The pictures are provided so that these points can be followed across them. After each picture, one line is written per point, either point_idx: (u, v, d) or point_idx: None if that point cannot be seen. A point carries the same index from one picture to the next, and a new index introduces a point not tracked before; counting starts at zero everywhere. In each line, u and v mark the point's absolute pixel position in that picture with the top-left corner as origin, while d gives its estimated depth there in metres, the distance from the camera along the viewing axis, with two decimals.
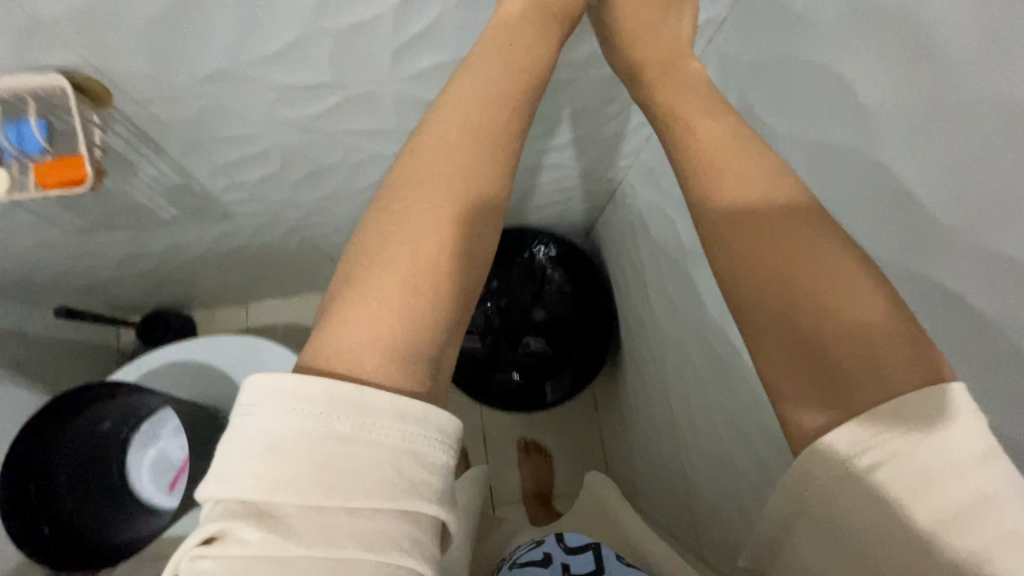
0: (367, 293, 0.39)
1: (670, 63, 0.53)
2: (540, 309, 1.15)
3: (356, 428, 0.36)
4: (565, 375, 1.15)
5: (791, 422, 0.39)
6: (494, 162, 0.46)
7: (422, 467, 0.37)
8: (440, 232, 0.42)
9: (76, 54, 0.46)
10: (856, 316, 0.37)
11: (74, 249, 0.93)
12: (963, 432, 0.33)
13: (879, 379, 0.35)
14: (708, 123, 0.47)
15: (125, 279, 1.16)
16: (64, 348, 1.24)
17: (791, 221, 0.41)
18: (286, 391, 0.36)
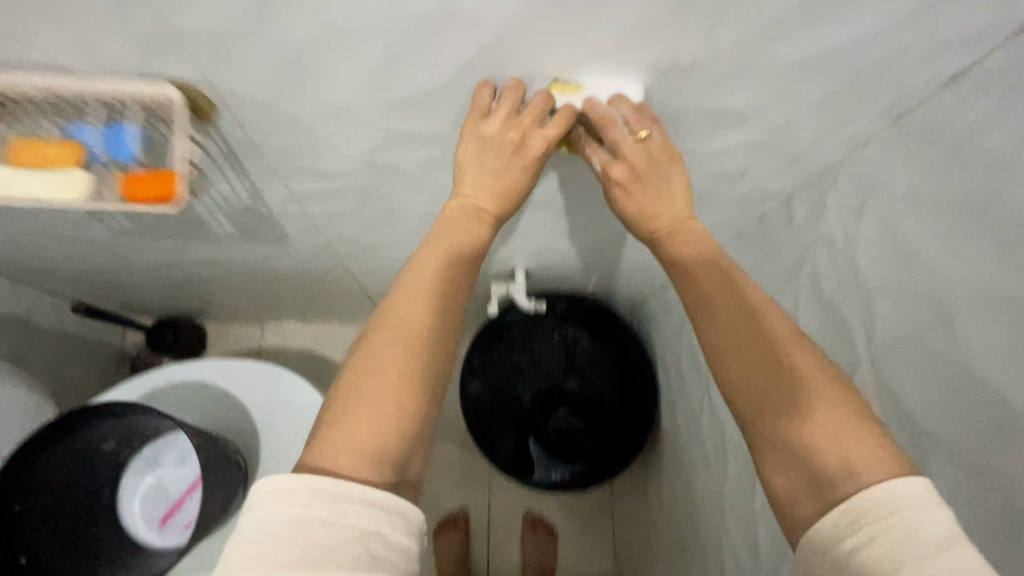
0: (348, 409, 0.41)
1: (675, 230, 0.51)
2: (573, 380, 1.09)
3: (337, 512, 0.36)
4: (586, 458, 1.08)
5: (788, 516, 0.39)
6: (454, 293, 0.48)
7: (390, 550, 0.37)
8: (411, 358, 0.43)
9: (196, 69, 0.43)
10: (816, 428, 0.39)
11: (111, 249, 0.88)
12: (934, 515, 0.33)
13: (853, 474, 0.37)
14: (715, 274, 0.48)
15: (149, 283, 1.11)
16: (70, 346, 1.18)
17: (779, 334, 0.44)
18: (275, 486, 0.37)
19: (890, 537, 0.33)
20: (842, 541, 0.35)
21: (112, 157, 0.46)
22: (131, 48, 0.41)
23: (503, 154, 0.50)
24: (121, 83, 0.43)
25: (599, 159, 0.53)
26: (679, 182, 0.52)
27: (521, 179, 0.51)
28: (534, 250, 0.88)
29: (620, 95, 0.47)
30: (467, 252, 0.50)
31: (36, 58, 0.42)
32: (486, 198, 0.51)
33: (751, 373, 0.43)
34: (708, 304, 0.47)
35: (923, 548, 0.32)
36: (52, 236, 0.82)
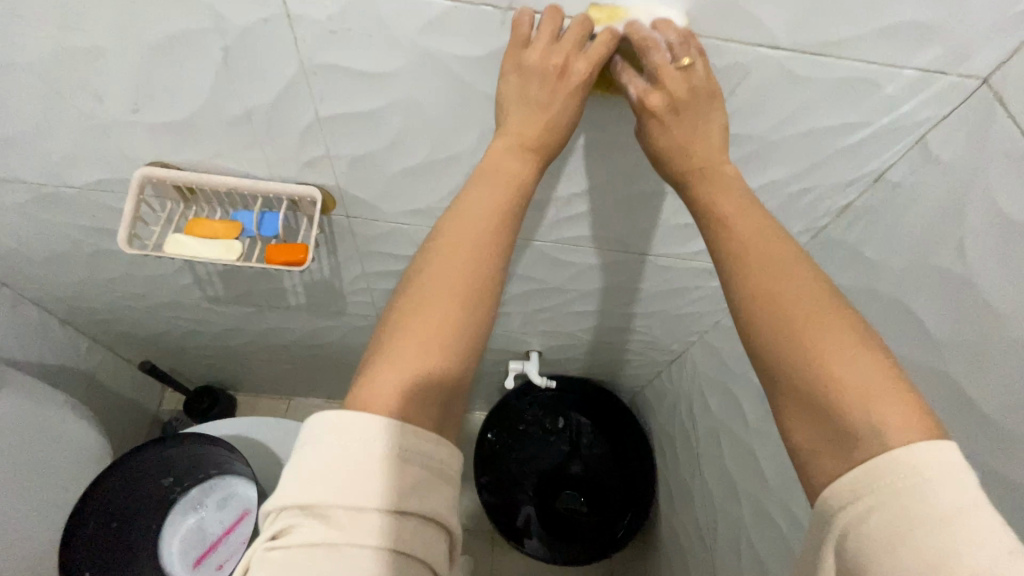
0: (388, 352, 0.42)
1: (706, 173, 0.50)
2: (576, 464, 1.18)
3: (390, 447, 0.39)
4: (584, 542, 1.12)
5: (815, 469, 0.42)
6: (494, 238, 0.46)
7: (438, 481, 0.40)
8: (450, 303, 0.44)
9: (334, 178, 0.64)
10: (853, 385, 0.41)
11: (192, 313, 1.05)
12: (960, 482, 0.36)
13: (877, 434, 0.39)
14: (754, 228, 0.48)
15: (206, 350, 1.26)
16: (118, 404, 1.29)
17: (814, 296, 0.45)
18: (333, 419, 0.39)
19: (914, 495, 0.37)
20: (862, 501, 0.39)
21: (260, 233, 0.65)
22: (297, 164, 0.62)
23: (544, 83, 0.47)
24: (281, 185, 0.64)
25: (635, 88, 0.49)
26: (718, 123, 0.50)
27: (567, 110, 0.48)
28: (548, 333, 1.04)
29: (666, 20, 0.45)
30: (506, 195, 0.48)
31: (229, 166, 0.63)
32: (529, 130, 0.48)
33: (784, 338, 0.44)
34: (744, 262, 0.48)
35: (942, 508, 0.36)
36: (152, 297, 0.99)
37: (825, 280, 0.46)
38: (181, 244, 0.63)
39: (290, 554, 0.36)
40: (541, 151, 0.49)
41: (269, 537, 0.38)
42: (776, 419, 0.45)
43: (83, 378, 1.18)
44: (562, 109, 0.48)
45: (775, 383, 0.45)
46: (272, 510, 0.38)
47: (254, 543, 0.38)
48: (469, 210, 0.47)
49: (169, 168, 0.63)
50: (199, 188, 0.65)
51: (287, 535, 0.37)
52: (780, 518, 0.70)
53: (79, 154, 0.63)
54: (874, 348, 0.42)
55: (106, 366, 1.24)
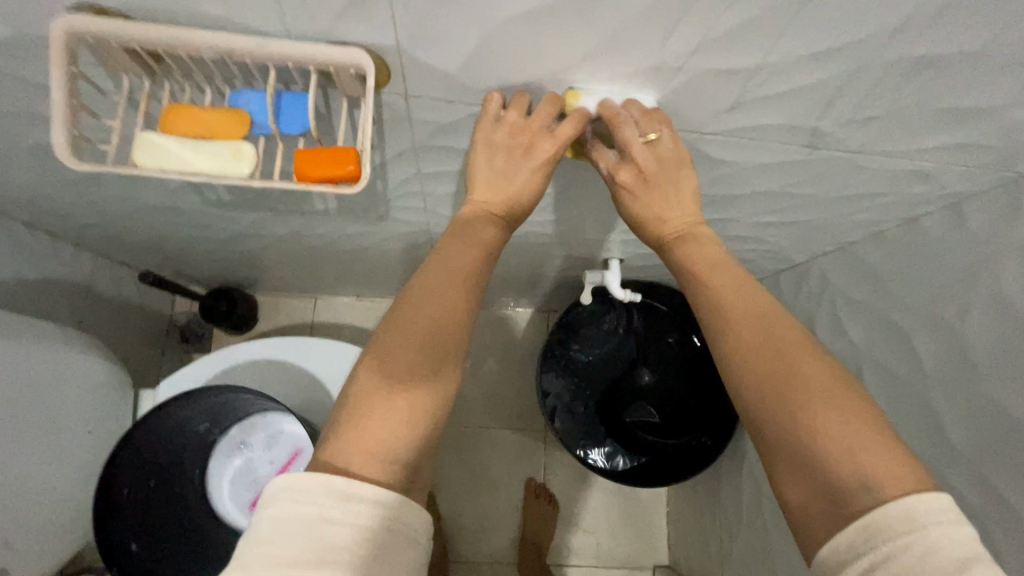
0: (361, 409, 0.40)
1: (683, 238, 0.50)
2: (649, 374, 1.06)
3: (352, 513, 0.35)
4: (644, 454, 1.04)
5: (805, 537, 0.39)
6: (463, 297, 0.45)
7: (402, 555, 0.36)
8: (418, 354, 0.42)
9: (391, 35, 0.39)
10: (835, 430, 0.38)
11: (192, 217, 0.83)
12: (953, 533, 0.33)
13: (870, 488, 0.36)
14: (740, 282, 0.47)
15: (215, 252, 1.06)
16: (127, 313, 1.14)
17: (793, 341, 0.43)
18: (292, 481, 0.35)
19: (911, 555, 0.33)
20: (855, 562, 0.34)
21: (280, 128, 0.42)
22: (329, 7, 0.36)
23: (510, 155, 0.47)
24: (305, 48, 0.39)
25: (606, 164, 0.51)
26: (687, 187, 0.50)
27: (533, 184, 0.49)
28: (639, 236, 0.84)
29: (631, 98, 0.46)
30: (478, 261, 0.47)
31: (214, 15, 0.38)
32: (495, 200, 0.49)
33: (758, 380, 0.43)
34: (725, 318, 0.46)
35: (943, 568, 0.32)
36: (141, 201, 0.78)
37: (796, 325, 0.44)
38: (161, 151, 0.41)
39: None
40: (506, 220, 0.50)
41: None
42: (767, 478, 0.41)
43: (77, 289, 1.00)
44: (522, 186, 0.49)
45: (755, 434, 0.43)
46: None
47: None
48: (446, 268, 0.46)
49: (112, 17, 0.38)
50: (170, 54, 0.40)
51: None
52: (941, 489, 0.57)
53: None
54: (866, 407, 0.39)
55: (102, 274, 1.06)
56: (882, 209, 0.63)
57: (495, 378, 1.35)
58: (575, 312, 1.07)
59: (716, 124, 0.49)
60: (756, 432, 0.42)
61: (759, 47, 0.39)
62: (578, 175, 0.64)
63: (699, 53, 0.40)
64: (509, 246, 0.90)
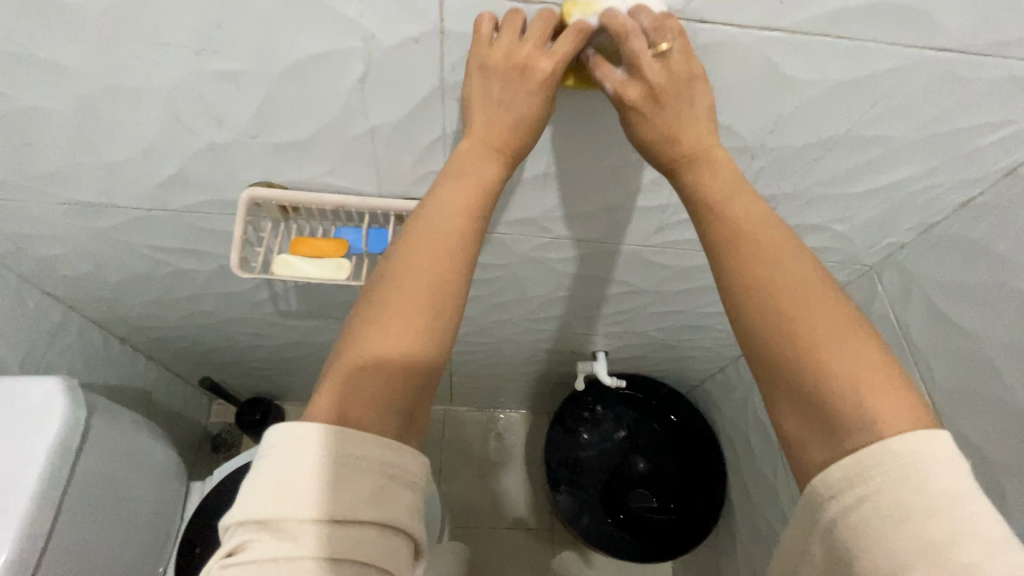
0: (352, 359, 0.42)
1: (698, 161, 0.49)
2: (642, 461, 1.18)
3: (347, 454, 0.39)
4: (647, 541, 1.13)
5: (804, 462, 0.45)
6: (452, 241, 0.45)
7: (396, 490, 0.40)
8: (410, 303, 0.43)
9: None
10: (845, 370, 0.43)
11: (258, 327, 1.04)
12: (947, 470, 0.39)
13: (870, 425, 0.41)
14: (758, 213, 0.48)
15: (261, 362, 1.24)
16: (173, 420, 1.29)
17: (818, 285, 0.46)
18: (293, 430, 0.39)
19: (907, 487, 0.39)
20: (852, 490, 0.41)
21: (368, 250, 0.66)
22: (408, 179, 0.62)
23: (507, 83, 0.46)
24: (391, 201, 0.64)
25: (614, 76, 0.47)
26: (705, 104, 0.48)
27: (532, 109, 0.47)
28: (617, 329, 1.04)
29: (641, 5, 0.44)
30: (469, 202, 0.47)
31: (339, 185, 0.63)
32: (492, 131, 0.48)
33: (772, 319, 0.46)
34: (743, 249, 0.47)
35: (937, 498, 0.38)
36: (222, 314, 0.98)
37: (819, 268, 0.47)
38: (291, 265, 0.63)
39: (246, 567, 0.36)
40: (504, 153, 0.48)
41: (225, 554, 0.38)
42: (770, 410, 0.47)
43: (141, 396, 1.16)
44: (519, 113, 0.47)
45: (756, 372, 0.48)
46: (232, 526, 0.38)
47: (209, 564, 0.38)
48: (434, 217, 0.46)
49: (276, 187, 0.63)
50: (305, 207, 0.64)
51: (244, 551, 0.37)
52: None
53: (186, 180, 0.63)
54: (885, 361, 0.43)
55: (160, 384, 1.23)
56: None
57: (503, 476, 1.45)
58: (567, 404, 1.21)
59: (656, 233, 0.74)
60: (762, 365, 0.47)
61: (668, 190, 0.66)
62: (563, 280, 0.87)
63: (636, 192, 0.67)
64: (512, 344, 1.10)
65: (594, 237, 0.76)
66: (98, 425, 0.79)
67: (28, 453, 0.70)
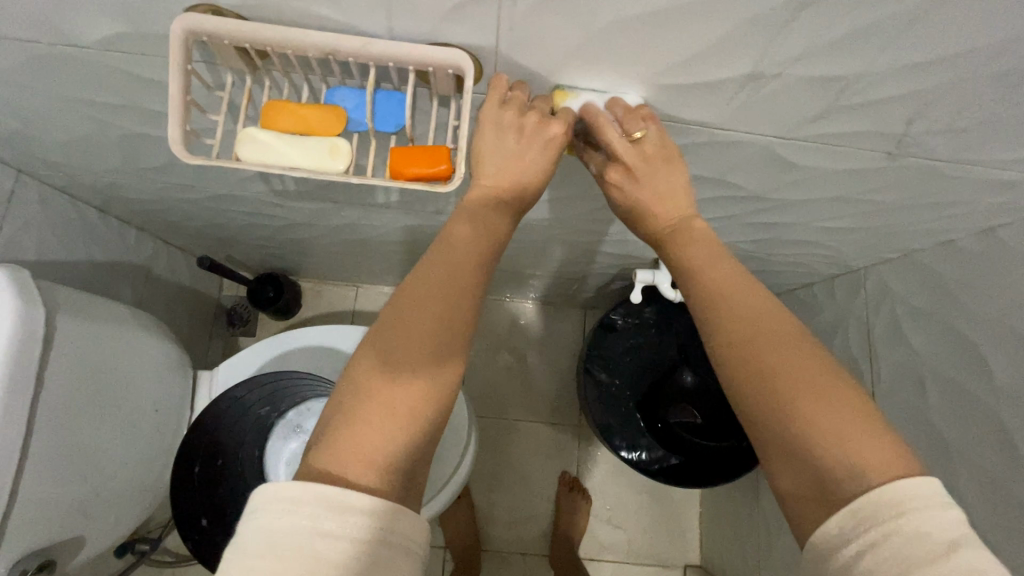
0: (366, 410, 0.37)
1: (676, 230, 0.49)
2: (690, 374, 1.05)
3: (348, 528, 0.33)
4: (678, 454, 1.05)
5: (795, 523, 0.38)
6: (473, 286, 0.43)
7: (400, 575, 0.34)
8: (433, 346, 0.40)
9: (494, 34, 0.40)
10: (828, 424, 0.37)
11: (256, 206, 0.86)
12: (939, 515, 0.33)
13: (857, 475, 0.36)
14: (739, 275, 0.46)
15: (268, 240, 1.08)
16: (179, 295, 1.18)
17: (789, 331, 0.42)
18: (289, 493, 0.34)
19: (898, 539, 0.33)
20: (843, 547, 0.34)
21: (376, 125, 0.44)
22: (438, 9, 0.38)
23: (507, 139, 0.45)
24: (409, 46, 0.40)
25: (597, 164, 0.52)
26: (680, 178, 0.49)
27: (537, 162, 0.46)
28: None
29: (617, 98, 0.47)
30: (488, 247, 0.44)
31: (326, 14, 0.39)
32: (507, 175, 0.46)
33: (745, 373, 0.41)
34: (714, 305, 0.45)
35: (933, 545, 0.32)
36: (209, 189, 0.80)
37: (790, 316, 0.43)
38: (261, 146, 0.42)
39: None
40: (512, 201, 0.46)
41: None
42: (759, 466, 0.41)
43: (137, 273, 1.03)
44: (524, 167, 0.46)
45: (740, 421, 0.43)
46: None
47: None
48: (455, 255, 0.43)
49: (227, 17, 0.40)
50: (277, 52, 0.41)
51: None
52: (1010, 501, 0.58)
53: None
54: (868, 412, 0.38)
55: (159, 258, 1.10)
56: (955, 217, 0.62)
57: (532, 372, 1.37)
58: (612, 314, 1.09)
59: (807, 130, 0.49)
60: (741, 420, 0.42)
61: (864, 54, 0.40)
62: None
63: (810, 60, 0.40)
64: (560, 242, 0.91)
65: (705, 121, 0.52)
66: (68, 325, 0.66)
67: None
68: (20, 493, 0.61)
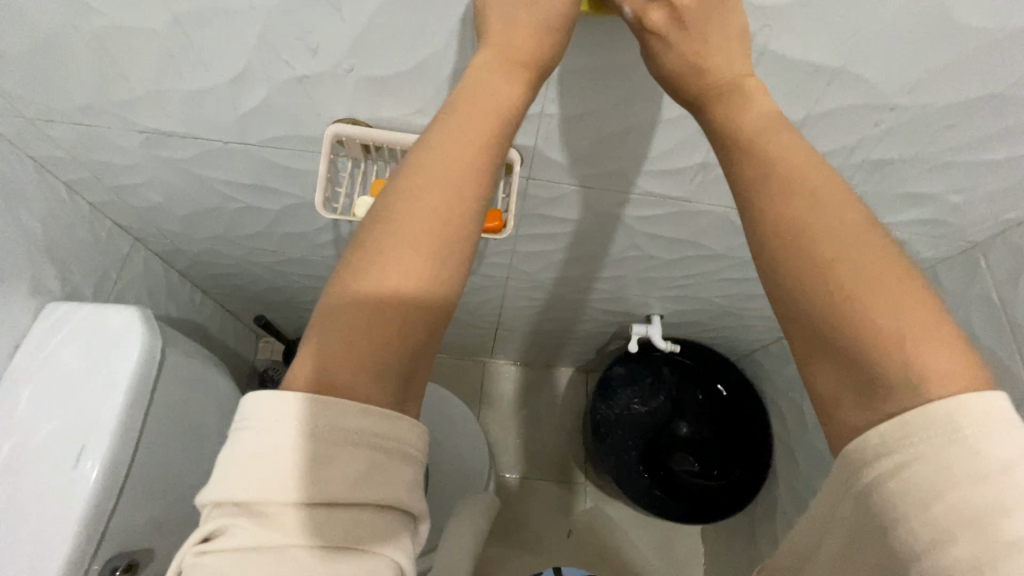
0: (354, 305, 0.39)
1: (730, 90, 0.46)
2: (684, 425, 1.18)
3: (336, 432, 0.36)
4: (681, 501, 1.14)
5: (837, 424, 0.40)
6: (465, 177, 0.43)
7: (392, 473, 0.37)
8: (421, 239, 0.41)
9: (535, 134, 0.63)
10: (889, 323, 0.38)
11: (317, 270, 1.04)
12: (995, 434, 0.34)
13: (916, 382, 0.36)
14: (790, 142, 0.44)
15: (313, 305, 1.26)
16: (226, 355, 1.32)
17: (846, 216, 0.41)
18: (278, 405, 0.37)
19: (948, 453, 0.34)
20: (882, 458, 0.36)
21: None
22: None
23: (523, 23, 0.46)
24: None
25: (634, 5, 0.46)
26: (737, 28, 0.46)
27: (554, 41, 0.46)
28: (675, 291, 1.03)
29: None
30: (483, 141, 0.44)
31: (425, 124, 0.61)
32: (516, 62, 0.46)
33: (802, 259, 0.41)
34: (772, 181, 0.43)
35: (986, 463, 0.33)
36: (284, 253, 0.99)
37: (850, 200, 0.42)
38: None
39: (226, 558, 0.34)
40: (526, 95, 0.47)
41: (201, 540, 0.35)
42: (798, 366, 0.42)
43: (198, 329, 1.18)
44: (549, 42, 0.46)
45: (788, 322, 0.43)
46: (209, 508, 0.36)
47: (187, 543, 0.35)
48: (445, 150, 0.43)
49: (361, 125, 0.61)
50: (388, 148, 0.62)
51: (222, 538, 0.34)
52: None
53: (269, 110, 0.61)
54: (934, 311, 0.38)
55: (216, 320, 1.26)
56: None
57: (540, 430, 1.48)
58: (614, 370, 1.20)
59: None
60: (786, 315, 0.43)
61: None
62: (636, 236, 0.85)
63: None
64: (568, 299, 1.09)
65: (677, 194, 0.74)
66: (172, 356, 0.82)
67: (112, 381, 0.72)
68: (124, 492, 0.72)
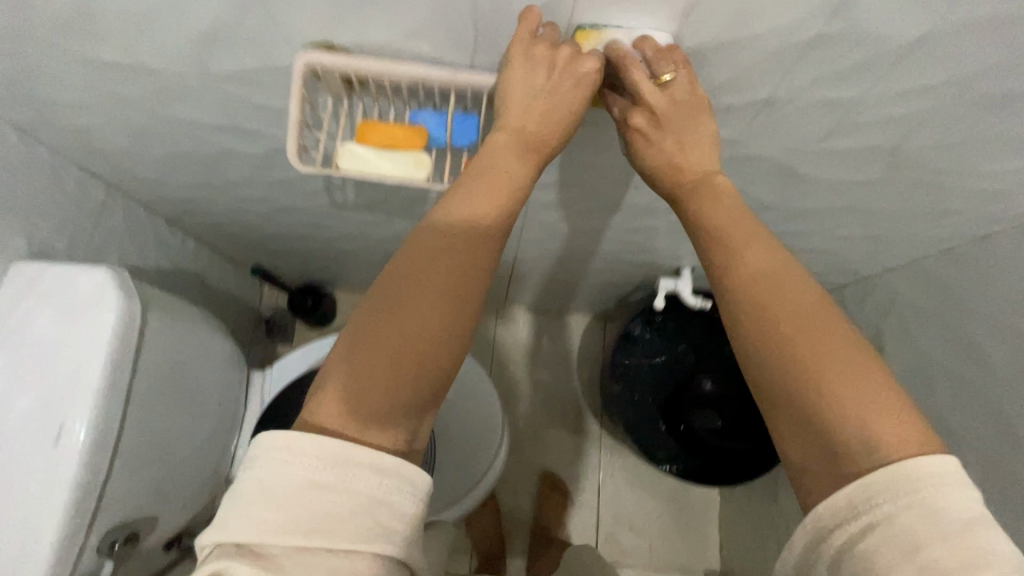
0: (356, 371, 0.40)
1: (701, 181, 0.50)
2: (709, 381, 1.09)
3: (343, 476, 0.37)
4: (696, 458, 1.11)
5: (803, 490, 0.42)
6: (467, 254, 0.44)
7: (393, 517, 0.38)
8: (428, 316, 0.42)
9: None
10: (860, 401, 0.39)
11: (313, 216, 0.94)
12: (951, 492, 0.36)
13: (873, 452, 0.39)
14: (758, 236, 0.47)
15: (315, 251, 1.17)
16: (228, 302, 1.26)
17: (813, 298, 0.44)
18: (288, 444, 0.37)
19: (911, 513, 0.36)
20: (853, 519, 0.38)
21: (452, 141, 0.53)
22: None
23: (531, 93, 0.46)
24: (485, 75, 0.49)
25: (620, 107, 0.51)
26: (709, 133, 0.49)
27: (568, 109, 0.46)
28: None
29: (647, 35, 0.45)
30: (489, 217, 0.45)
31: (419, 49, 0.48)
32: (529, 129, 0.47)
33: (779, 341, 0.42)
34: (738, 280, 0.46)
35: (949, 523, 0.35)
36: (274, 200, 0.89)
37: (811, 287, 0.45)
38: (358, 157, 0.51)
39: None
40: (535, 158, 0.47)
41: None
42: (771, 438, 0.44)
43: (195, 279, 1.12)
44: (559, 109, 0.46)
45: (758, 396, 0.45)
46: (209, 547, 0.36)
47: None
48: (449, 226, 0.44)
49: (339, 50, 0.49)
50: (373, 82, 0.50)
51: None
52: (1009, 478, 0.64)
53: (225, 34, 0.49)
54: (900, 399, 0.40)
55: (213, 267, 1.19)
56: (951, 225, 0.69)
57: (555, 380, 1.43)
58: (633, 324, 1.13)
59: (816, 146, 0.57)
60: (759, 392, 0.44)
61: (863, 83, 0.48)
62: None
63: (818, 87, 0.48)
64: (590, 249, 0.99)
65: None
66: (156, 321, 0.75)
67: (88, 354, 0.65)
68: (114, 469, 0.68)
